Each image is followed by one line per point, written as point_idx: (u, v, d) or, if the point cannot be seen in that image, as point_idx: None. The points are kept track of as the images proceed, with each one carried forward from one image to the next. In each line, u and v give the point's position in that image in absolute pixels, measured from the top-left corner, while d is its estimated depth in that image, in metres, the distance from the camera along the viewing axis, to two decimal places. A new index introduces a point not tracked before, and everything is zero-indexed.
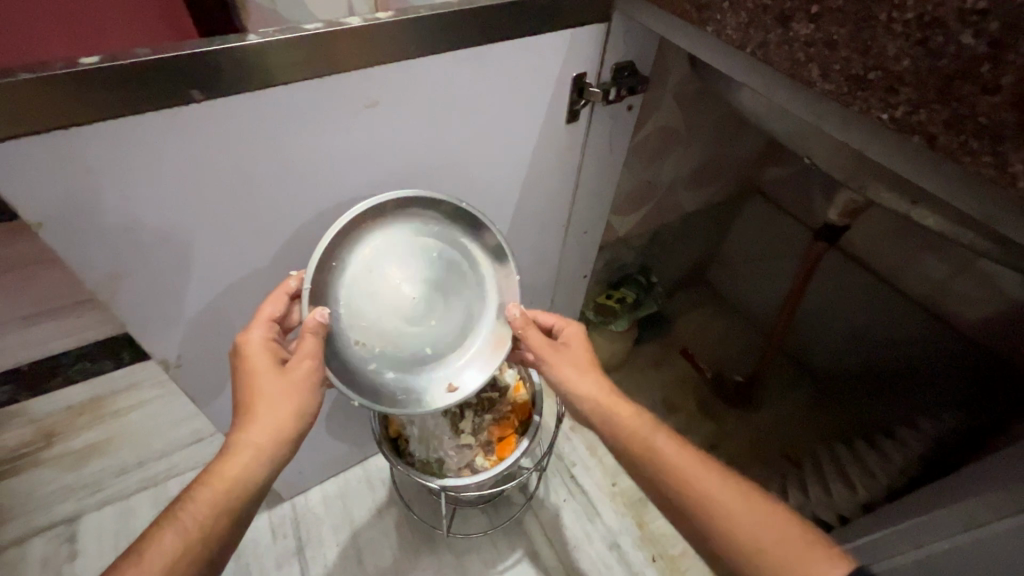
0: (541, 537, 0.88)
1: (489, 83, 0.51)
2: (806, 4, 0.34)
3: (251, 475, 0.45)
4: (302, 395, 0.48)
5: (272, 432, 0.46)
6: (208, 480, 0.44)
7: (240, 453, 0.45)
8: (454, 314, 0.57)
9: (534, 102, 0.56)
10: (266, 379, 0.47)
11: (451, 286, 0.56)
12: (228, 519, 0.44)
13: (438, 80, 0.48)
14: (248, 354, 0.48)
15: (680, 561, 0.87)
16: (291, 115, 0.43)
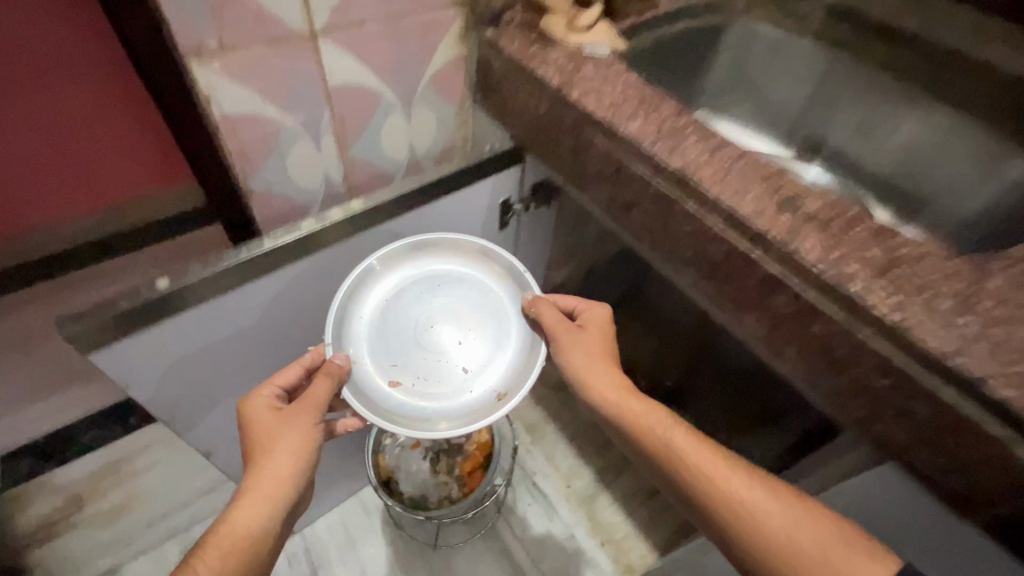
0: (513, 537, 1.09)
1: (433, 224, 0.71)
2: (634, 204, 0.54)
3: (262, 517, 0.52)
4: (301, 440, 0.55)
5: (277, 477, 0.54)
6: (227, 528, 0.51)
7: (250, 502, 0.52)
8: (475, 335, 0.67)
9: (468, 225, 0.76)
10: (274, 430, 0.55)
11: (459, 313, 0.68)
12: (243, 562, 0.50)
13: (397, 232, 0.68)
14: (249, 414, 0.56)
15: (624, 543, 1.09)
16: (297, 279, 0.62)
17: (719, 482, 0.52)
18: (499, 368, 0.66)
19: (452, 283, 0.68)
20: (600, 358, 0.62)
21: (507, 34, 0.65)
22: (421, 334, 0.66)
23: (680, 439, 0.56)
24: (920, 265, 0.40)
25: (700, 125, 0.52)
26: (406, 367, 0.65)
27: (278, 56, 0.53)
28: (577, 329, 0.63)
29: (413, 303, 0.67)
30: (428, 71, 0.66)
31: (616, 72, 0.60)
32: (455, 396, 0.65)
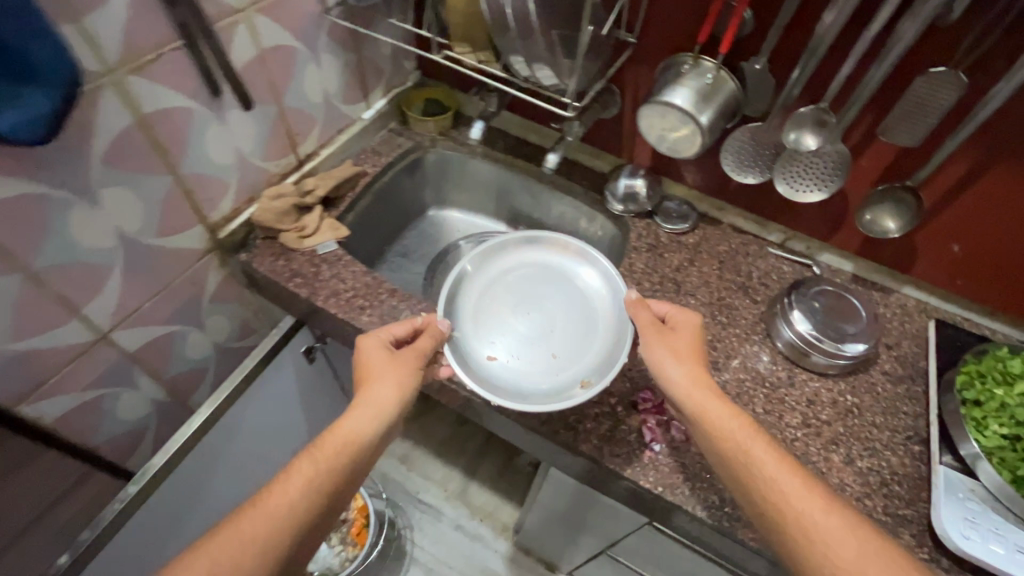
0: (415, 546, 1.42)
1: (244, 406, 0.95)
2: None
3: (365, 428, 0.66)
4: (399, 377, 0.69)
5: (376, 403, 0.67)
6: (338, 429, 0.65)
7: (358, 413, 0.66)
8: (566, 327, 0.81)
9: (272, 386, 1.00)
10: (384, 364, 0.69)
11: (553, 307, 0.83)
12: (347, 459, 0.64)
13: (219, 432, 0.92)
14: (362, 353, 0.70)
15: (496, 512, 1.48)
16: (158, 501, 0.85)
17: (785, 497, 0.57)
18: (575, 352, 0.78)
19: (541, 284, 0.85)
20: (686, 357, 0.67)
21: (257, 252, 0.87)
22: (516, 316, 0.82)
23: (760, 451, 0.60)
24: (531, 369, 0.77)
25: (406, 302, 0.82)
26: (502, 348, 0.79)
27: (86, 362, 0.71)
28: (668, 330, 0.70)
29: (506, 302, 0.83)
30: (206, 296, 0.86)
31: (346, 266, 0.86)
32: (537, 372, 0.77)
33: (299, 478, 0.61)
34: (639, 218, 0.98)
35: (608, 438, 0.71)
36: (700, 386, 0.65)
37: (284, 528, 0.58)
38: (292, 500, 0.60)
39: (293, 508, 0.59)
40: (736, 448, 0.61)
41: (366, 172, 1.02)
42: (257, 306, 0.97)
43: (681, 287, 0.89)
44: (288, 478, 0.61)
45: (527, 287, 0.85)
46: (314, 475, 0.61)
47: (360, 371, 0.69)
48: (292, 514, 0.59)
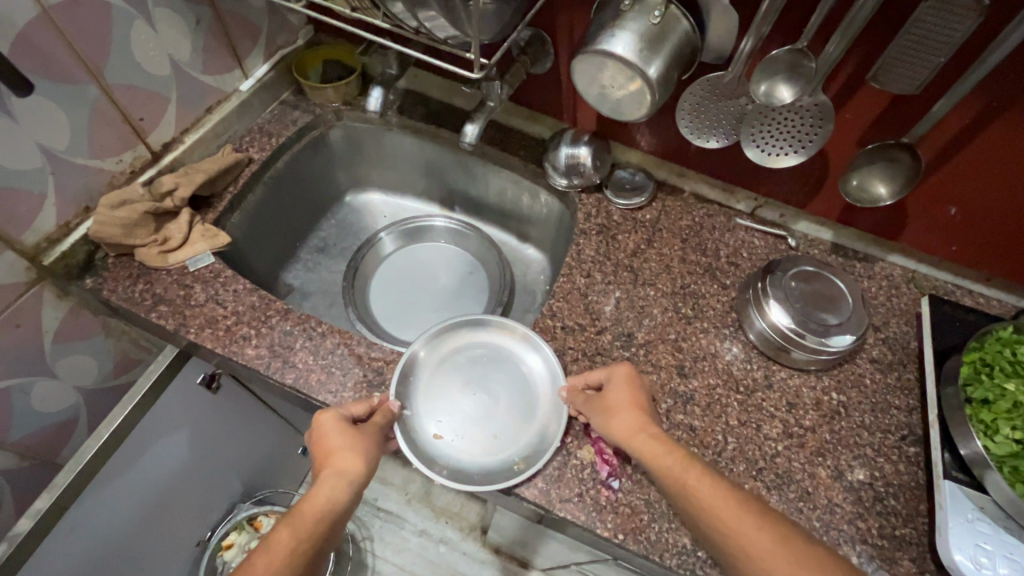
0: (376, 559, 1.31)
1: (139, 454, 0.78)
2: (284, 396, 0.69)
3: (341, 501, 0.54)
4: (370, 448, 0.56)
5: (346, 480, 0.54)
6: (312, 503, 0.53)
7: (327, 488, 0.53)
8: (520, 406, 0.65)
9: (176, 424, 0.81)
10: (351, 433, 0.56)
11: (510, 379, 0.67)
12: (320, 542, 0.52)
13: (108, 489, 0.76)
14: (325, 421, 0.57)
15: (461, 512, 1.38)
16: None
17: (749, 547, 0.48)
18: (531, 430, 0.63)
19: (501, 354, 0.68)
20: (628, 412, 0.57)
21: (108, 276, 0.68)
22: (469, 387, 0.66)
23: (730, 511, 0.50)
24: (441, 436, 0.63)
25: (303, 326, 0.66)
26: (449, 425, 0.64)
27: None
28: (604, 397, 0.59)
29: (460, 373, 0.67)
30: (46, 338, 0.67)
31: (224, 284, 0.69)
32: (488, 454, 0.62)
33: (277, 559, 0.49)
34: (587, 194, 0.82)
35: (555, 479, 0.58)
36: (651, 440, 0.55)
37: None
38: None
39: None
40: (685, 496, 0.51)
41: (252, 158, 0.82)
42: (132, 335, 0.79)
43: (638, 276, 0.75)
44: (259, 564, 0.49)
45: (489, 352, 0.69)
46: (294, 555, 0.50)
47: (320, 441, 0.56)
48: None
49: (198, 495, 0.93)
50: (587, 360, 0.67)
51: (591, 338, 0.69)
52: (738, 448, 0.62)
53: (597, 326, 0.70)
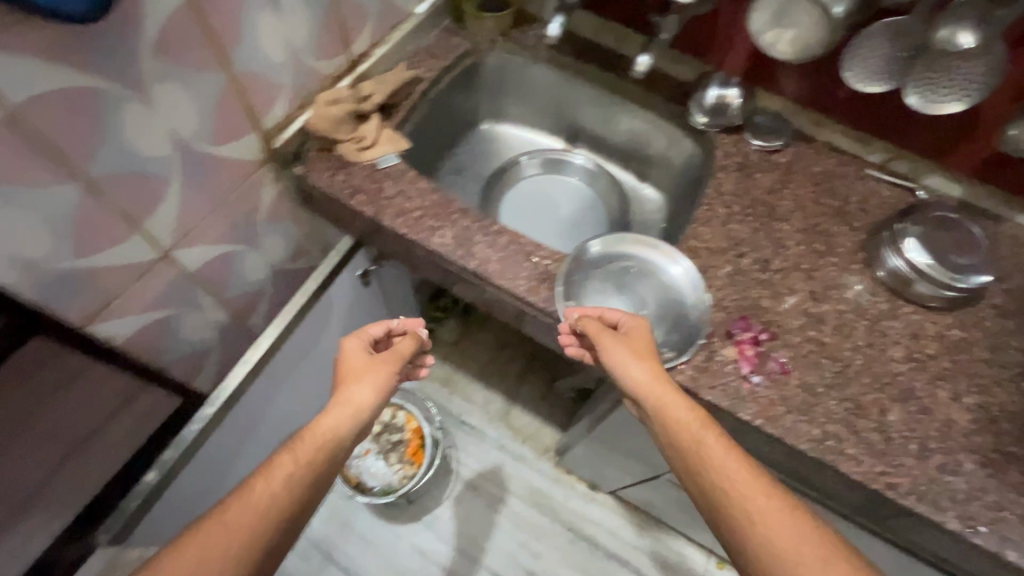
0: (459, 463, 1.46)
1: (314, 322, 0.93)
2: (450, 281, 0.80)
3: (344, 425, 0.65)
4: (378, 377, 0.70)
5: (354, 401, 0.67)
6: (319, 427, 0.64)
7: (337, 412, 0.66)
8: (666, 307, 0.72)
9: (339, 302, 0.96)
10: (366, 363, 0.72)
11: (655, 288, 0.72)
12: (326, 458, 0.61)
13: (291, 347, 0.91)
14: (349, 348, 0.73)
15: (537, 433, 1.51)
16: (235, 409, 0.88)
17: (737, 490, 0.55)
18: (677, 331, 0.70)
19: (648, 267, 0.73)
20: (643, 357, 0.64)
21: (313, 166, 0.79)
22: (621, 293, 0.73)
23: (725, 460, 0.57)
24: (599, 325, 0.70)
25: (480, 223, 0.76)
26: (605, 322, 0.70)
27: (152, 283, 0.66)
28: (622, 336, 0.66)
29: (613, 280, 0.73)
30: (260, 213, 0.79)
31: (411, 181, 0.79)
32: None
33: (277, 477, 0.57)
34: (726, 134, 0.88)
35: (703, 368, 0.67)
36: (654, 384, 0.62)
37: (258, 514, 0.54)
38: (273, 488, 0.56)
39: (265, 512, 0.54)
40: (695, 445, 0.58)
41: (422, 77, 0.91)
42: (310, 227, 0.91)
43: (774, 211, 0.81)
44: (266, 470, 0.57)
45: (639, 266, 0.74)
46: (292, 474, 0.58)
47: (342, 370, 0.72)
48: (267, 516, 0.54)
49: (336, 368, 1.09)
50: (729, 278, 0.74)
51: (731, 260, 0.76)
52: (865, 364, 0.69)
53: (737, 251, 0.77)
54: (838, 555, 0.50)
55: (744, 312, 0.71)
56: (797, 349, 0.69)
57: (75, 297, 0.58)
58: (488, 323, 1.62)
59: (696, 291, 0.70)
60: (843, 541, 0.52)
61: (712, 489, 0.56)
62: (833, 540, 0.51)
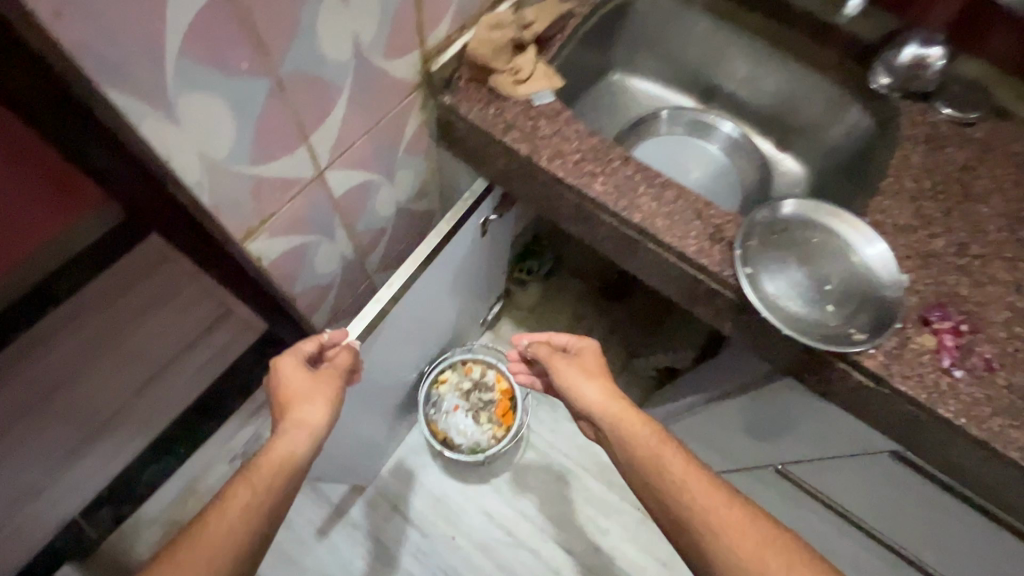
0: (531, 431, 1.41)
1: (438, 264, 0.88)
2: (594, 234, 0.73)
3: (299, 447, 0.66)
4: (327, 393, 0.71)
5: (301, 423, 0.68)
6: (272, 454, 0.64)
7: (286, 437, 0.66)
8: (852, 283, 0.64)
9: (461, 245, 0.91)
10: (311, 380, 0.71)
11: (838, 262, 0.64)
12: (284, 479, 0.62)
13: (417, 288, 0.87)
14: (286, 369, 0.71)
15: None
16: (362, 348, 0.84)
17: (704, 524, 0.60)
18: (865, 310, 0.62)
19: (832, 240, 0.65)
20: (592, 375, 0.81)
21: (463, 97, 0.73)
22: (800, 263, 0.64)
23: (696, 498, 0.62)
24: (779, 294, 0.63)
25: (644, 173, 0.69)
26: (782, 292, 0.63)
27: (303, 204, 0.62)
28: (576, 359, 0.84)
29: (791, 249, 0.65)
30: (403, 144, 0.74)
31: (567, 122, 0.72)
32: (820, 323, 0.62)
33: (235, 506, 0.57)
34: (913, 101, 0.79)
35: (896, 356, 0.60)
36: (613, 411, 0.75)
37: (231, 537, 0.54)
38: (232, 523, 0.55)
39: (236, 533, 0.55)
40: (663, 484, 0.65)
41: (576, 11, 0.83)
42: (439, 166, 0.86)
43: (970, 191, 0.72)
44: (220, 504, 0.57)
45: (820, 237, 0.65)
46: (249, 502, 0.58)
47: (285, 391, 0.70)
48: (234, 544, 0.54)
49: (437, 314, 1.05)
50: (922, 260, 0.66)
51: (923, 241, 0.67)
52: None
53: (930, 231, 0.68)
54: (801, 556, 0.57)
55: (941, 299, 0.63)
56: (1004, 346, 0.61)
57: (243, 206, 0.54)
58: (568, 289, 1.57)
59: (891, 276, 0.62)
60: (806, 546, 0.58)
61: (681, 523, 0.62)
62: (794, 549, 0.57)
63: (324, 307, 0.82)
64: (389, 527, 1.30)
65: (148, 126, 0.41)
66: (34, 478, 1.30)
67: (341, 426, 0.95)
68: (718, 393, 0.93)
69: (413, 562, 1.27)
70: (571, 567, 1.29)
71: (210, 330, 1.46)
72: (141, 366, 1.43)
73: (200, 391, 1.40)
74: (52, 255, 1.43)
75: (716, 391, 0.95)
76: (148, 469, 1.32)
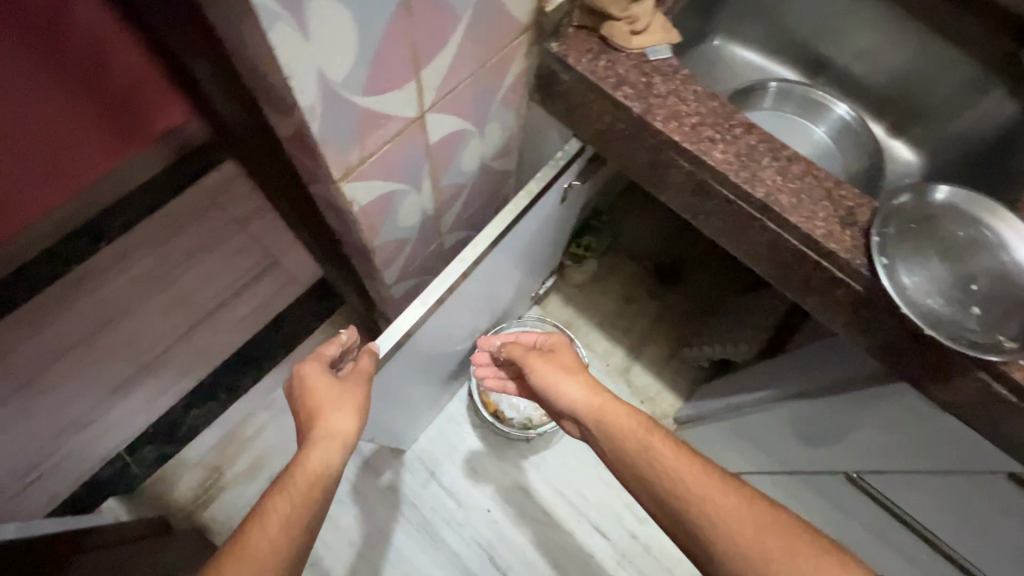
0: None
1: (518, 228, 0.83)
2: (701, 207, 0.67)
3: (332, 458, 0.62)
4: (355, 402, 0.67)
5: (332, 428, 0.64)
6: (307, 464, 0.60)
7: (317, 447, 0.62)
8: (1000, 285, 0.57)
9: (543, 209, 0.85)
10: (336, 384, 0.67)
11: (984, 261, 0.58)
12: (319, 493, 0.59)
13: (496, 253, 0.83)
14: (309, 376, 0.67)
15: (657, 397, 1.42)
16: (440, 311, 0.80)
17: (704, 511, 0.57)
18: (1015, 318, 0.55)
19: (979, 237, 0.58)
20: (572, 371, 0.77)
21: (571, 45, 0.66)
22: (942, 258, 0.58)
23: (698, 488, 0.58)
24: (918, 289, 0.56)
25: (768, 143, 0.62)
26: (921, 287, 0.56)
27: (401, 147, 0.57)
28: (550, 354, 0.81)
29: (935, 241, 0.58)
30: (500, 94, 0.69)
31: (684, 81, 0.65)
32: (962, 326, 0.55)
33: (274, 519, 0.55)
34: None
35: None
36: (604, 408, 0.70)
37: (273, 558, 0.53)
38: (273, 542, 0.53)
39: (278, 551, 0.53)
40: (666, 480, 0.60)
41: None
42: (526, 122, 0.80)
43: None
44: (257, 522, 0.54)
45: (966, 232, 0.58)
46: (289, 515, 0.56)
47: (308, 395, 0.67)
48: (281, 558, 0.53)
49: (502, 281, 1.00)
50: None
51: None
52: None
53: None
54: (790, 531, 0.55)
55: None
56: None
57: (349, 139, 0.49)
58: (621, 269, 1.51)
59: None
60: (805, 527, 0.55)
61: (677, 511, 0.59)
62: (792, 529, 0.55)
63: (398, 265, 0.78)
64: (426, 493, 1.29)
65: (276, 35, 0.36)
66: (83, 408, 1.32)
67: (398, 390, 0.92)
68: (794, 390, 0.87)
69: (448, 531, 1.26)
70: (605, 551, 1.26)
71: (256, 275, 1.47)
72: (189, 308, 1.43)
73: (246, 338, 1.40)
74: (106, 189, 1.49)
75: (789, 388, 0.88)
76: (192, 412, 1.33)
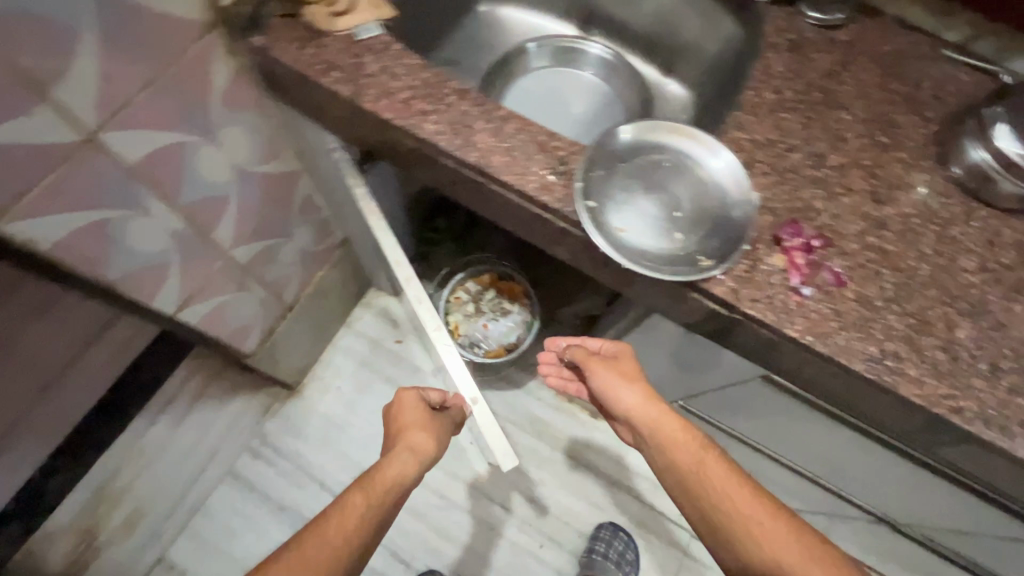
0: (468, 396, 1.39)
1: None
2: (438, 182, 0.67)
3: (409, 470, 0.66)
4: (439, 435, 0.73)
5: (411, 457, 0.67)
6: (385, 472, 0.64)
7: (398, 459, 0.66)
8: (697, 203, 0.61)
9: None
10: (427, 416, 0.74)
11: (683, 183, 0.61)
12: (385, 505, 0.62)
13: None
14: (410, 402, 0.75)
15: None
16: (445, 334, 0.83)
17: (737, 513, 0.60)
18: (711, 233, 0.59)
19: (680, 161, 0.62)
20: (633, 378, 0.72)
21: (274, 36, 0.64)
22: (649, 190, 0.61)
23: (738, 496, 0.61)
24: (621, 227, 0.59)
25: (482, 107, 0.63)
26: (632, 224, 0.60)
27: (75, 172, 0.54)
28: (611, 359, 0.75)
29: (636, 174, 0.62)
30: (216, 99, 0.65)
31: (395, 56, 0.64)
32: (667, 250, 0.59)
33: (352, 515, 0.58)
34: (777, 6, 0.74)
35: (745, 279, 0.57)
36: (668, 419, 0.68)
37: (345, 542, 0.56)
38: (350, 533, 0.57)
39: (348, 545, 0.56)
40: (700, 480, 0.63)
41: None
42: (279, 122, 0.77)
43: (832, 98, 0.68)
44: (338, 512, 0.58)
45: (662, 162, 0.62)
46: (364, 513, 0.59)
47: (400, 420, 0.73)
48: (338, 556, 0.55)
49: None
50: (778, 175, 0.62)
51: (780, 154, 0.64)
52: (933, 275, 0.59)
53: (787, 144, 0.64)
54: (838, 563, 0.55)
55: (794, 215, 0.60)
56: (855, 258, 0.59)
57: None
58: None
59: (738, 190, 0.59)
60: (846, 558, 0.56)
61: (712, 526, 0.61)
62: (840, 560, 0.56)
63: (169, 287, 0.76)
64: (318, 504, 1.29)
65: None
66: None
67: None
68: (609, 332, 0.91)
69: None
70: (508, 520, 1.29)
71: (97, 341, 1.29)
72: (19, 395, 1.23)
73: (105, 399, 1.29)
74: None
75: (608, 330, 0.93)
76: None
